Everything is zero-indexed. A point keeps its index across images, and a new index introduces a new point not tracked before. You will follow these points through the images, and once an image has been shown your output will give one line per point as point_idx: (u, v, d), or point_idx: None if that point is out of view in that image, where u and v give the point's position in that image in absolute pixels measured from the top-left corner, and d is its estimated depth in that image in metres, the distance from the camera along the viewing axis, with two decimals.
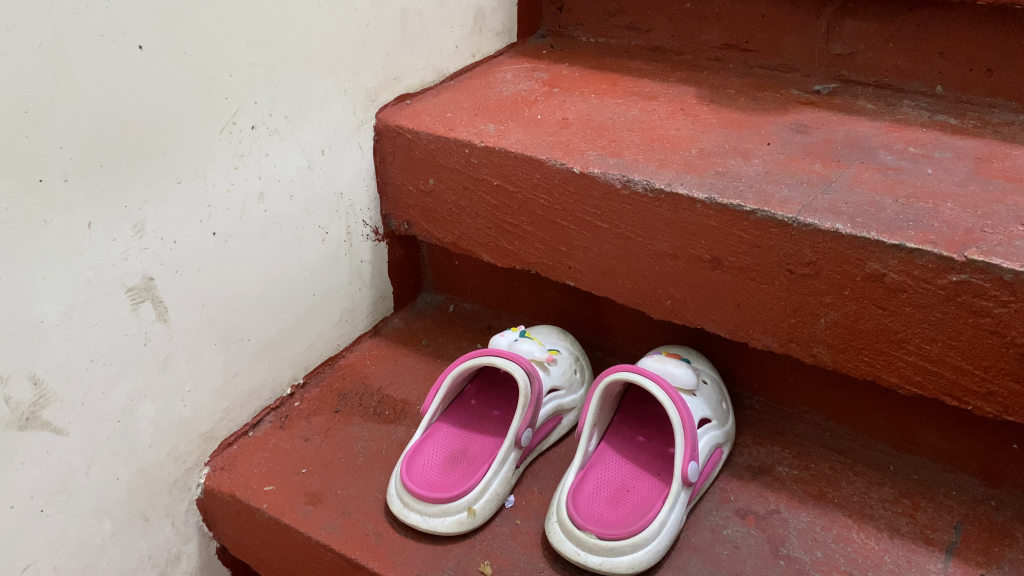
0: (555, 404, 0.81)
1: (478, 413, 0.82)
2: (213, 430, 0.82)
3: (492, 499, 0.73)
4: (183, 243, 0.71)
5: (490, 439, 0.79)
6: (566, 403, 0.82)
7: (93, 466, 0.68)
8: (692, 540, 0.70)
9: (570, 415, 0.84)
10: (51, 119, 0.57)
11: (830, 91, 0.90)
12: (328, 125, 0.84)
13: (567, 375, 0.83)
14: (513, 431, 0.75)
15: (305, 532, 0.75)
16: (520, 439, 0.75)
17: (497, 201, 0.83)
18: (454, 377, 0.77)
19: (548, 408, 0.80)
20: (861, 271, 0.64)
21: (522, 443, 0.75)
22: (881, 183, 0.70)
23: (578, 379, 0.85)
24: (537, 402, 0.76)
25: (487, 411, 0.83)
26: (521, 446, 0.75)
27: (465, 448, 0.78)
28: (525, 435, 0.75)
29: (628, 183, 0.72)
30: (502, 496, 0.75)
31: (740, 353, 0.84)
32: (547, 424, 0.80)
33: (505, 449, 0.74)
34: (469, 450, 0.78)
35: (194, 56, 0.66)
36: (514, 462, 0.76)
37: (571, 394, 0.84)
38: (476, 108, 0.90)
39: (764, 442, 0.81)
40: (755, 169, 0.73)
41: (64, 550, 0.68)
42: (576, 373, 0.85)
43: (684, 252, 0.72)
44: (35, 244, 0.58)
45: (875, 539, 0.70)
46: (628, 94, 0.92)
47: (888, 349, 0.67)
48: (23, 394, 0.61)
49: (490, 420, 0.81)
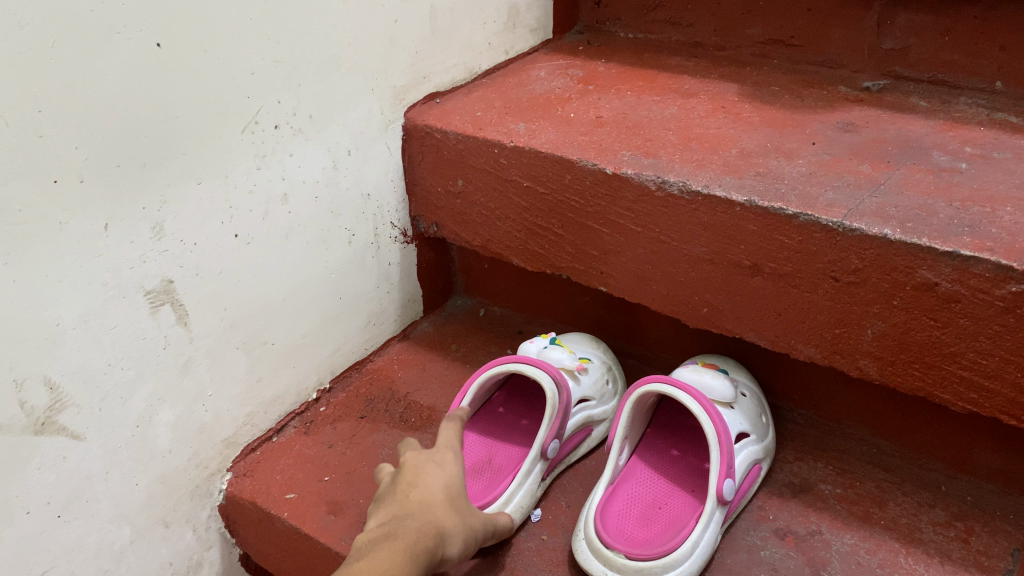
0: (585, 414, 0.78)
1: (504, 422, 0.80)
2: (236, 435, 0.80)
3: (516, 511, 0.70)
4: (204, 245, 0.70)
5: (516, 449, 0.76)
6: (596, 415, 0.79)
7: (112, 471, 0.67)
8: (726, 562, 0.67)
9: (599, 428, 0.80)
10: (68, 121, 0.55)
11: (880, 88, 0.86)
12: (355, 125, 0.82)
13: (598, 386, 0.80)
14: (539, 442, 0.72)
15: (325, 543, 0.73)
16: (547, 450, 0.72)
17: (528, 203, 0.80)
18: (479, 385, 0.75)
19: (577, 419, 0.77)
20: (911, 280, 0.60)
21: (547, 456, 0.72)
22: (933, 185, 0.65)
23: (610, 390, 0.82)
24: (566, 412, 0.73)
25: (515, 420, 0.80)
26: (548, 457, 0.72)
27: (490, 458, 0.75)
28: (552, 446, 0.72)
29: (663, 185, 0.69)
30: (526, 508, 0.71)
31: (780, 364, 0.80)
32: (576, 435, 0.77)
33: (531, 460, 0.71)
34: (492, 460, 0.75)
35: (215, 54, 0.65)
36: (539, 474, 0.73)
37: (602, 404, 0.80)
38: (507, 107, 0.87)
39: (805, 458, 0.77)
40: (798, 170, 0.69)
41: (82, 557, 0.66)
42: (608, 385, 0.82)
43: (722, 257, 0.69)
44: (50, 247, 0.57)
45: (924, 566, 0.65)
46: (666, 92, 0.88)
47: (939, 363, 0.62)
48: (38, 398, 0.59)
49: (517, 429, 0.79)
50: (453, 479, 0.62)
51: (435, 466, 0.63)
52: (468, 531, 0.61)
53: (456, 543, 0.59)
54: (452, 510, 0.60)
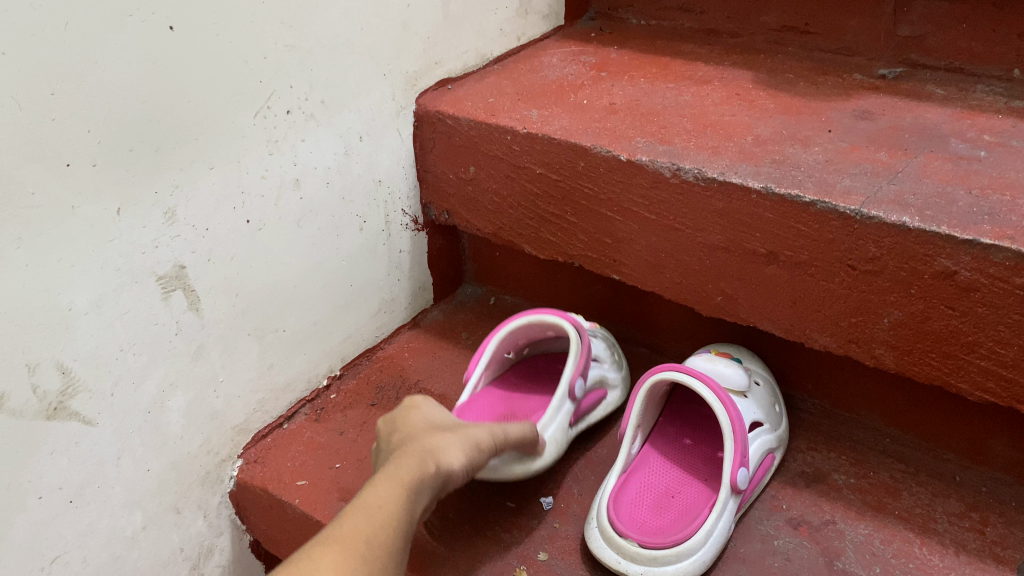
0: (602, 372, 0.79)
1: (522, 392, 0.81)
2: (248, 422, 0.80)
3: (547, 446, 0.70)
4: (216, 230, 0.69)
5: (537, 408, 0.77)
6: (613, 378, 0.81)
7: (124, 457, 0.67)
8: (740, 551, 0.66)
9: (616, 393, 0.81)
10: (81, 102, 0.55)
11: (896, 76, 0.85)
12: (367, 111, 0.82)
13: (611, 353, 0.82)
14: (567, 379, 0.73)
15: None
16: (574, 387, 0.73)
17: (541, 190, 0.79)
18: (496, 344, 0.77)
19: (596, 375, 0.78)
20: (929, 268, 0.59)
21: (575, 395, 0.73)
22: (952, 173, 0.65)
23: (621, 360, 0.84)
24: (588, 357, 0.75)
25: (532, 389, 0.81)
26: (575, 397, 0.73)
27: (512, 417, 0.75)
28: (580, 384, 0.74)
29: (678, 171, 0.68)
30: (559, 444, 0.72)
31: (794, 353, 0.80)
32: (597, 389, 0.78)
33: (559, 397, 0.72)
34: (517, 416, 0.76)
35: (227, 38, 0.64)
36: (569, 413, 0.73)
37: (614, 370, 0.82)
38: (520, 93, 0.86)
39: (818, 448, 0.77)
40: (815, 157, 0.68)
41: (94, 542, 0.66)
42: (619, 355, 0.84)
43: (737, 245, 0.68)
44: (62, 231, 0.57)
45: (939, 556, 0.65)
46: (680, 78, 0.87)
47: (957, 352, 0.62)
48: (51, 382, 0.59)
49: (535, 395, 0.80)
50: (426, 425, 0.63)
51: (405, 426, 0.63)
52: (464, 444, 0.60)
53: (454, 457, 0.58)
54: (439, 432, 0.60)
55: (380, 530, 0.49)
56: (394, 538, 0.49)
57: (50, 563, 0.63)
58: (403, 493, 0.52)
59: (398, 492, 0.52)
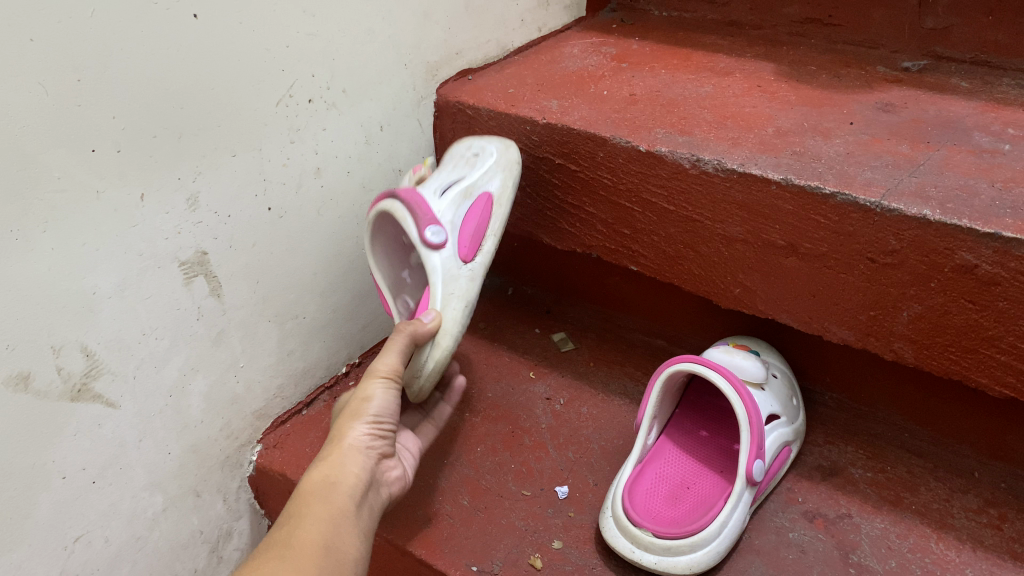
0: (461, 189, 0.73)
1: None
2: (267, 408, 0.82)
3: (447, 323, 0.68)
4: (238, 217, 0.70)
5: None
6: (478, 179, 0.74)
7: (145, 439, 0.68)
8: (755, 542, 0.66)
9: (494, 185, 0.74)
10: (105, 88, 0.56)
11: (920, 69, 0.84)
12: (388, 100, 0.82)
13: (457, 165, 0.75)
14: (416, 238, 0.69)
15: None
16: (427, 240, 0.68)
17: (559, 180, 0.80)
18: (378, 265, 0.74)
19: (456, 197, 0.72)
20: (950, 262, 0.59)
21: (436, 242, 0.69)
22: (975, 166, 0.64)
23: (480, 151, 0.76)
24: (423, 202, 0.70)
25: None
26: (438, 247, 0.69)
27: None
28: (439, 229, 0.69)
29: (698, 162, 0.68)
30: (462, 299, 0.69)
31: (812, 347, 0.80)
32: (468, 206, 0.73)
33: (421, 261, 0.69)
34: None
35: (250, 26, 0.65)
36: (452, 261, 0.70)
37: (479, 168, 0.75)
38: (540, 84, 0.86)
39: (836, 442, 0.76)
40: (836, 149, 0.68)
41: (116, 523, 0.68)
42: (473, 154, 0.76)
43: (756, 236, 0.68)
44: (87, 215, 0.57)
45: (956, 551, 0.65)
46: (701, 70, 0.87)
47: (977, 347, 0.61)
48: (75, 364, 0.60)
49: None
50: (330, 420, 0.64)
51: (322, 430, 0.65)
52: (355, 414, 0.61)
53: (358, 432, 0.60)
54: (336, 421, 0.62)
55: (294, 524, 0.52)
56: (313, 519, 0.52)
57: (73, 542, 0.64)
58: (308, 487, 0.55)
59: (303, 489, 0.55)
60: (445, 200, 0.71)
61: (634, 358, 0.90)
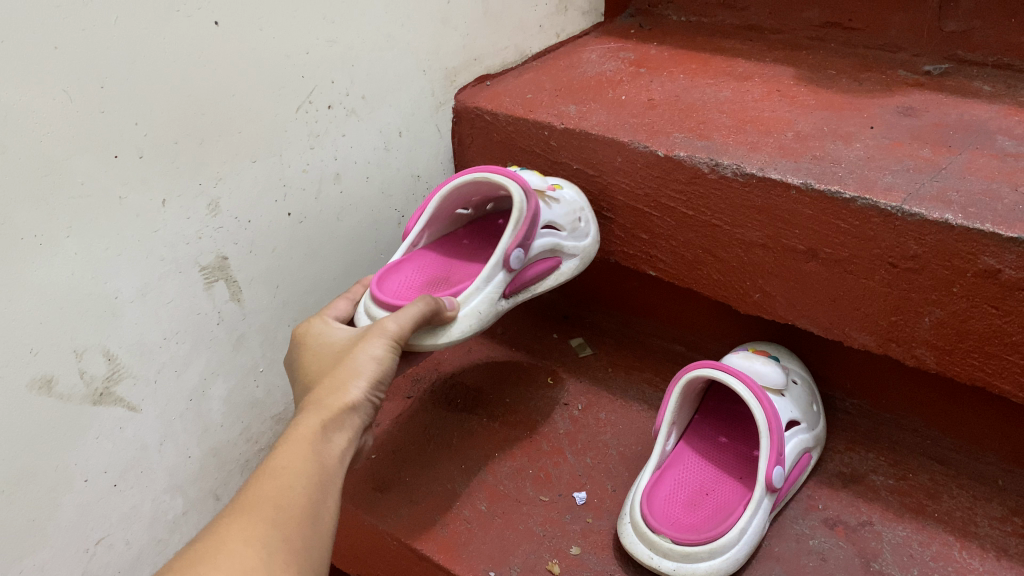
0: (551, 240, 0.73)
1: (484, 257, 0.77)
2: (287, 412, 0.82)
3: (469, 316, 0.66)
4: (258, 222, 0.71)
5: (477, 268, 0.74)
6: (566, 246, 0.75)
7: (166, 442, 0.69)
8: (774, 550, 0.66)
9: (570, 264, 0.76)
10: (128, 95, 0.56)
11: (941, 72, 0.83)
12: (407, 106, 0.82)
13: (568, 218, 0.75)
14: (506, 246, 0.68)
15: (378, 531, 0.71)
16: (509, 256, 0.68)
17: (578, 185, 0.80)
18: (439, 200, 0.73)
19: (546, 245, 0.72)
20: (973, 267, 0.58)
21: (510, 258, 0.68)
22: (998, 170, 0.63)
23: (582, 227, 0.77)
24: (535, 222, 0.70)
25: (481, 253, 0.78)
26: (511, 266, 0.68)
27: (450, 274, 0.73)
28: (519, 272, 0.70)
29: (716, 167, 0.68)
30: (483, 318, 0.68)
31: (833, 353, 0.79)
32: (543, 261, 0.73)
33: (491, 265, 0.68)
34: (449, 280, 0.72)
35: (270, 33, 0.65)
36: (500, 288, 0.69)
37: (573, 241, 0.76)
38: (558, 89, 0.86)
39: (857, 448, 0.76)
40: (857, 154, 0.67)
41: (137, 525, 0.68)
42: (581, 224, 0.76)
43: (777, 241, 0.68)
44: (110, 221, 0.58)
45: (979, 560, 0.64)
46: (720, 74, 0.87)
47: (1000, 352, 0.61)
48: (97, 368, 0.60)
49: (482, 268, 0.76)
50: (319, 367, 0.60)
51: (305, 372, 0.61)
52: (353, 371, 0.57)
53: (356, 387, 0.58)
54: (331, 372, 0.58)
55: (283, 479, 0.48)
56: (310, 487, 0.48)
57: (95, 544, 0.65)
58: (301, 436, 0.52)
59: (297, 435, 0.52)
60: (541, 242, 0.72)
61: (652, 363, 0.90)
